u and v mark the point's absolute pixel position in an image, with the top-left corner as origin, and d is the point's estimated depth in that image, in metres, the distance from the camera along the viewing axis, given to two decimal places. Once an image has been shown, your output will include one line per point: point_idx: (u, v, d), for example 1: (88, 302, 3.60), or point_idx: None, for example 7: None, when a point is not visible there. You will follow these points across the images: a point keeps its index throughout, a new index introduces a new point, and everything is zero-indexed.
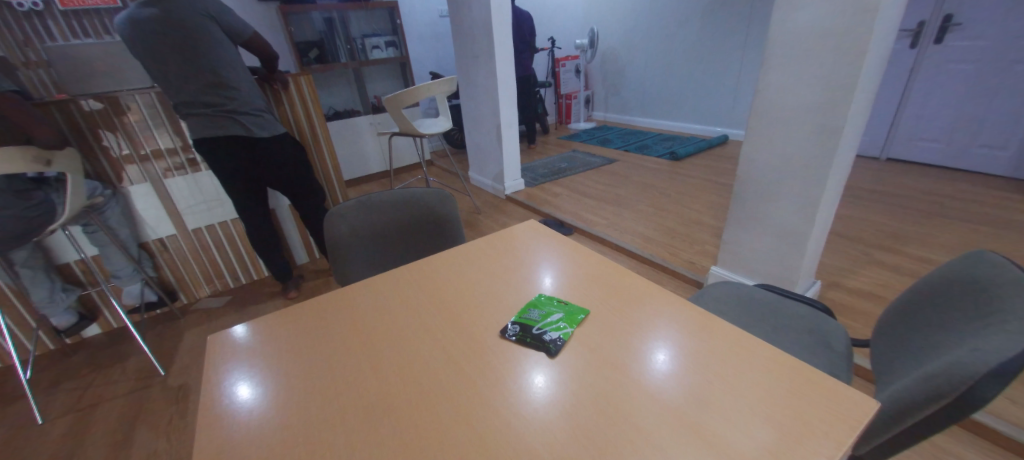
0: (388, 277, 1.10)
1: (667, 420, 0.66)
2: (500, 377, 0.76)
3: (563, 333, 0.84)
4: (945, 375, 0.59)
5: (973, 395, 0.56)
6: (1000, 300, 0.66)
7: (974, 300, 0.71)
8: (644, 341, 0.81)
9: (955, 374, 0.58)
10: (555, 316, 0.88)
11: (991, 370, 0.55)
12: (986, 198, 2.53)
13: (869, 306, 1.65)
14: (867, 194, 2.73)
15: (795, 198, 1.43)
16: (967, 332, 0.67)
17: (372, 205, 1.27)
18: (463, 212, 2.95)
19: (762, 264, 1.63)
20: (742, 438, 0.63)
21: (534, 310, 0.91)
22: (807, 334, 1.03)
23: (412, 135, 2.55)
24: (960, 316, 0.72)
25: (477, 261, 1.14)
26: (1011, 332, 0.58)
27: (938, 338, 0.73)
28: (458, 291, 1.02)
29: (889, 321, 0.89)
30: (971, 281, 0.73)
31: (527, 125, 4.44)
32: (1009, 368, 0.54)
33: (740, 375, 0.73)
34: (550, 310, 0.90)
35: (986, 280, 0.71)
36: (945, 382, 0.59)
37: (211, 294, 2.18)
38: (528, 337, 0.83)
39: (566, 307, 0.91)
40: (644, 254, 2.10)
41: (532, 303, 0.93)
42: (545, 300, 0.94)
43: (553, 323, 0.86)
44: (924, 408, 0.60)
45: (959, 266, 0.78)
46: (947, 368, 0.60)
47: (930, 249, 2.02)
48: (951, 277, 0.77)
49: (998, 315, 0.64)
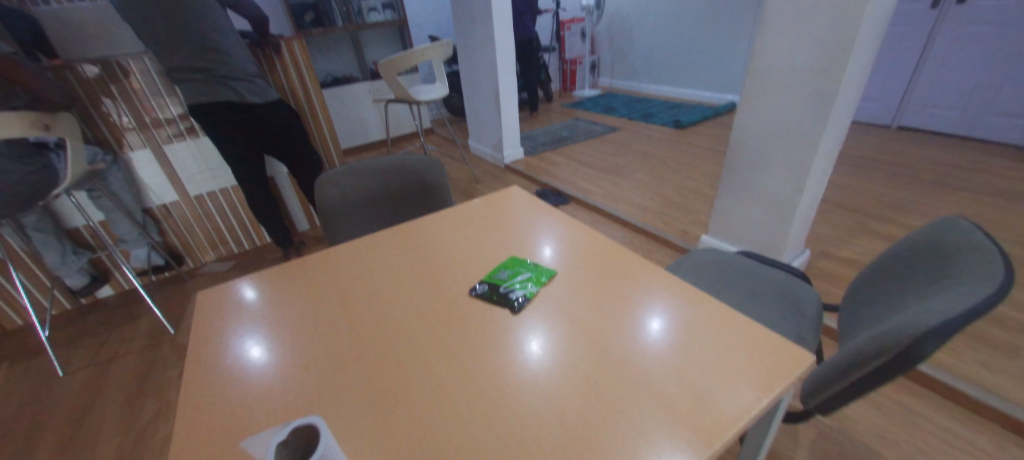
0: (374, 244, 1.13)
1: (642, 372, 0.72)
2: (475, 342, 0.79)
3: (528, 291, 0.89)
4: (889, 334, 0.61)
5: (912, 352, 0.58)
6: (960, 264, 0.67)
7: (936, 264, 0.72)
8: (616, 313, 0.84)
9: (898, 333, 0.61)
10: (523, 276, 0.94)
11: (932, 329, 0.57)
12: (994, 168, 2.47)
13: (856, 274, 1.66)
14: (872, 164, 2.68)
15: (786, 166, 1.42)
16: (921, 295, 0.69)
17: (362, 171, 1.30)
18: (462, 181, 2.96)
19: (751, 232, 1.64)
20: (707, 388, 0.68)
21: (504, 269, 0.97)
22: (780, 300, 1.06)
23: (408, 102, 2.53)
24: (920, 280, 0.73)
25: (461, 226, 1.18)
26: (961, 293, 0.60)
27: (896, 302, 0.75)
28: (440, 258, 1.05)
29: (857, 285, 0.91)
30: (936, 247, 0.74)
31: (529, 92, 4.36)
32: (948, 326, 0.56)
33: (705, 333, 0.78)
34: (520, 270, 0.96)
35: (948, 245, 0.72)
36: (888, 338, 0.61)
37: (217, 258, 2.26)
38: (493, 294, 0.89)
39: (536, 268, 0.96)
40: (637, 223, 2.11)
41: (504, 264, 0.99)
42: (518, 260, 0.99)
43: (518, 282, 0.92)
44: (868, 363, 0.64)
45: (927, 230, 0.78)
46: (891, 326, 0.63)
47: (928, 220, 2.01)
48: (919, 240, 0.78)
49: (955, 279, 0.65)
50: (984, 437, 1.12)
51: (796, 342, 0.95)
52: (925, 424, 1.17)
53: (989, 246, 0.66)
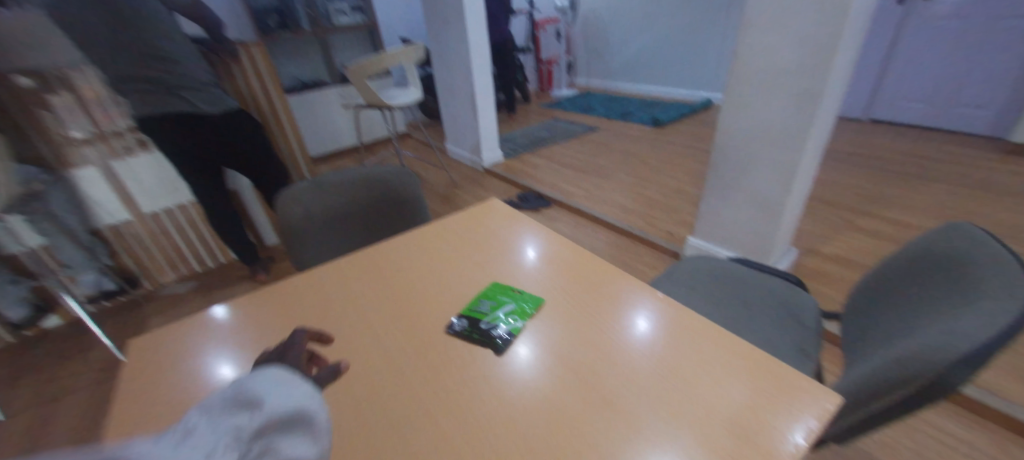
0: (338, 267, 1.00)
1: (639, 380, 0.67)
2: (450, 389, 0.67)
3: (514, 328, 0.78)
4: (918, 360, 0.61)
5: (941, 381, 0.58)
6: (979, 281, 0.67)
7: (952, 280, 0.73)
8: (612, 347, 0.73)
9: (928, 359, 0.60)
10: (508, 308, 0.82)
11: (961, 358, 0.56)
12: (962, 159, 2.55)
13: (841, 271, 1.65)
14: (847, 157, 2.71)
15: (771, 166, 1.39)
16: (943, 314, 0.69)
17: (330, 186, 1.20)
18: (441, 187, 2.86)
19: (738, 233, 1.61)
20: (709, 392, 0.64)
21: (484, 300, 0.84)
22: (779, 310, 1.07)
23: (379, 107, 2.43)
24: (941, 296, 0.73)
25: (443, 243, 1.07)
26: (986, 314, 0.60)
27: (916, 318, 0.76)
28: (412, 285, 0.93)
29: (878, 296, 0.91)
30: (956, 261, 0.74)
31: (506, 93, 4.28)
32: (979, 353, 0.56)
33: (699, 335, 0.74)
34: (503, 301, 0.83)
35: (966, 259, 0.72)
36: (919, 366, 0.61)
37: (178, 278, 2.11)
38: (473, 333, 0.77)
39: (522, 297, 0.85)
40: (622, 226, 2.06)
41: (486, 291, 0.87)
42: (500, 289, 0.87)
43: (503, 318, 0.79)
44: (898, 389, 0.63)
45: (947, 242, 0.79)
46: (919, 351, 0.62)
47: (906, 213, 2.03)
48: (936, 254, 0.79)
49: (976, 297, 0.65)
50: (979, 436, 1.11)
51: (798, 354, 0.96)
52: (922, 425, 1.15)
53: (1010, 260, 0.66)
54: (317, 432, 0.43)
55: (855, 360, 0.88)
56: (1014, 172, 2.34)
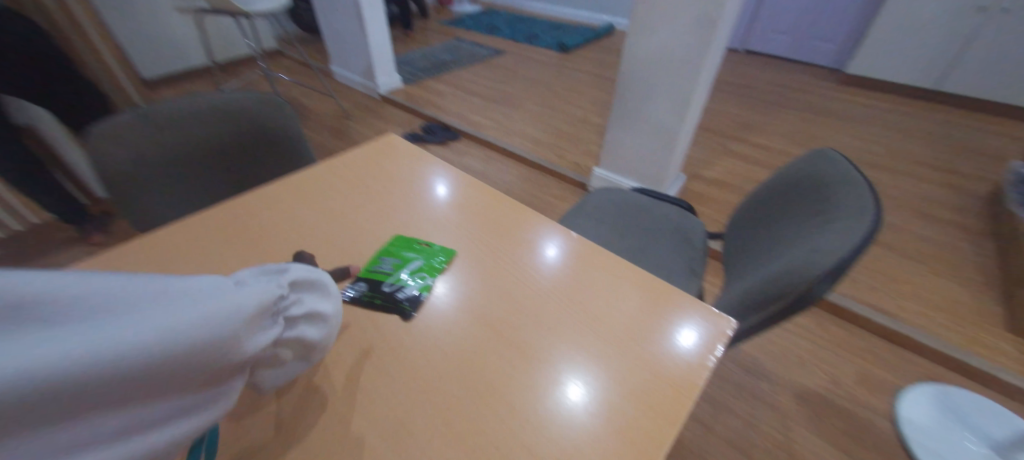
0: (194, 227, 0.80)
1: (546, 314, 0.67)
2: (352, 364, 0.60)
3: (424, 287, 0.71)
4: (793, 278, 0.70)
5: (810, 294, 0.67)
6: (837, 201, 0.78)
7: (815, 205, 0.84)
8: (525, 293, 0.71)
9: (801, 275, 0.69)
10: (413, 265, 0.74)
11: (827, 273, 0.65)
12: (813, 89, 2.94)
13: (721, 193, 1.85)
14: (729, 87, 2.96)
15: (670, 96, 1.43)
16: (808, 231, 0.79)
17: (170, 120, 0.93)
18: (330, 118, 2.50)
19: (638, 163, 1.68)
20: (609, 316, 0.67)
21: (385, 259, 0.75)
22: (673, 234, 1.15)
23: (230, 14, 1.93)
24: (805, 215, 0.85)
25: (336, 186, 0.93)
26: (843, 232, 0.70)
27: (786, 236, 0.87)
28: (295, 245, 0.78)
29: (753, 216, 1.04)
30: (818, 183, 0.86)
31: (400, 6, 3.75)
32: (840, 267, 0.66)
33: (599, 264, 0.77)
34: (407, 258, 0.75)
35: (826, 182, 0.83)
36: (790, 284, 0.70)
37: None
38: (376, 299, 0.69)
39: (428, 249, 0.77)
40: (532, 158, 2.03)
41: (386, 248, 0.77)
42: (402, 245, 0.78)
43: (409, 277, 0.72)
44: (775, 303, 0.72)
45: (811, 165, 0.90)
46: (789, 272, 0.72)
47: (771, 138, 2.31)
48: (804, 181, 0.90)
49: (834, 215, 0.76)
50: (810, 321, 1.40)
51: (688, 273, 1.06)
52: None
53: (859, 181, 0.77)
54: (330, 294, 0.53)
55: (734, 275, 1.00)
56: (848, 100, 2.78)
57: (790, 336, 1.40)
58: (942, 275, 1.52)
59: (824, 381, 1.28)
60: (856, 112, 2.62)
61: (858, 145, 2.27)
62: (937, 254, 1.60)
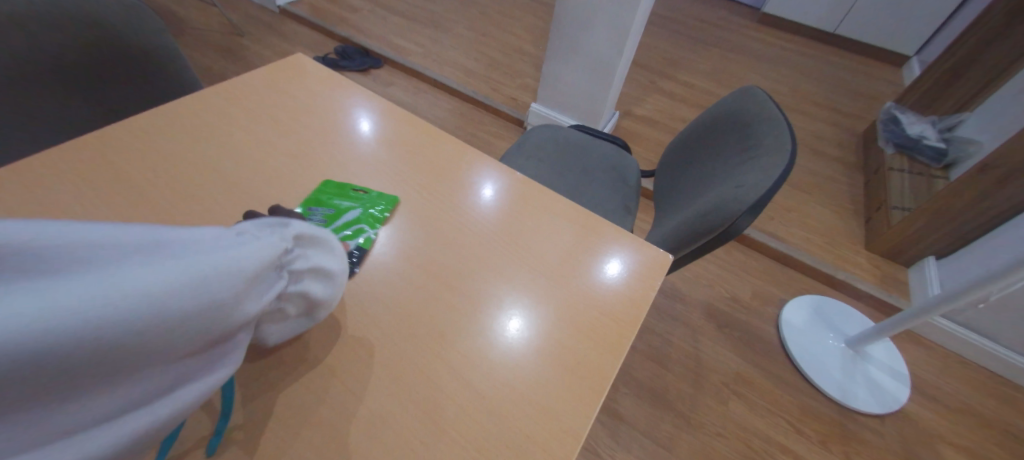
0: (46, 172, 0.63)
1: (487, 256, 0.66)
2: None
3: (363, 241, 0.64)
4: (719, 213, 0.75)
5: (733, 228, 0.73)
6: (759, 139, 0.84)
7: (741, 144, 0.89)
8: (466, 236, 0.68)
9: (726, 211, 0.74)
10: (350, 216, 0.67)
11: (749, 208, 0.71)
12: (734, 26, 3.04)
13: (651, 131, 1.91)
14: (660, 19, 2.94)
15: (609, 26, 1.37)
16: (734, 169, 0.85)
17: None
18: (216, 33, 2.07)
19: (574, 98, 1.65)
20: (551, 254, 0.67)
21: (314, 210, 0.66)
22: (608, 172, 1.18)
23: None
24: (732, 153, 0.90)
25: (238, 119, 0.78)
26: (764, 169, 0.75)
27: (713, 173, 0.92)
28: (194, 193, 0.65)
29: (683, 154, 1.09)
30: (743, 121, 0.91)
31: None
32: (759, 203, 0.72)
33: (539, 201, 0.75)
34: (343, 208, 0.67)
35: (752, 119, 0.88)
36: (716, 220, 0.75)
37: None
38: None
39: (366, 198, 0.70)
40: (465, 90, 1.90)
41: (314, 197, 0.68)
42: (336, 193, 0.69)
43: (346, 231, 0.65)
44: (703, 237, 0.78)
45: (738, 103, 0.95)
46: (716, 209, 0.77)
47: (696, 76, 2.39)
48: (732, 118, 0.94)
49: (756, 153, 0.82)
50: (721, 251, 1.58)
51: (623, 211, 1.11)
52: None
53: (779, 119, 0.83)
54: (337, 252, 0.52)
55: (664, 211, 1.07)
56: (763, 40, 2.93)
57: (704, 264, 1.57)
58: (824, 204, 1.77)
59: (728, 301, 1.47)
60: (769, 52, 2.79)
61: (769, 85, 2.44)
62: (821, 186, 1.84)
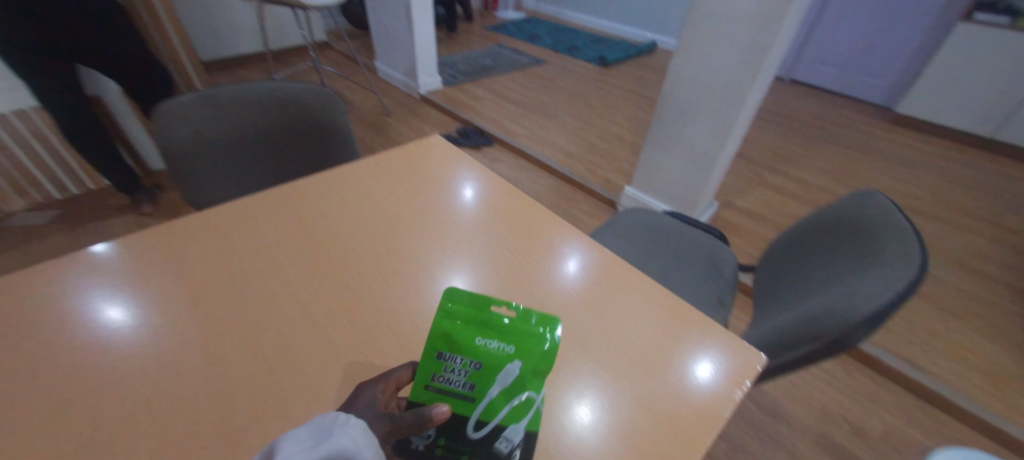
0: (245, 203, 0.84)
1: (571, 331, 0.67)
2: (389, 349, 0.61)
3: (531, 418, 0.51)
4: (830, 321, 0.68)
5: (845, 339, 0.65)
6: (879, 246, 0.77)
7: (858, 249, 0.81)
8: (552, 309, 0.70)
9: (839, 319, 0.67)
10: (508, 373, 0.52)
11: (866, 319, 0.64)
12: (860, 125, 2.86)
13: (754, 225, 1.81)
14: (770, 115, 2.90)
15: (711, 120, 1.42)
16: (848, 275, 0.78)
17: (226, 104, 0.98)
18: (369, 112, 2.58)
19: (671, 185, 1.67)
20: (635, 342, 0.66)
21: (456, 366, 0.53)
22: (702, 262, 1.15)
23: (292, 7, 2.04)
24: (847, 257, 0.83)
25: (375, 177, 0.95)
26: (885, 279, 0.68)
27: (825, 277, 0.85)
28: (336, 229, 0.80)
29: (788, 252, 1.02)
30: (861, 225, 0.84)
31: (447, 9, 3.87)
32: (879, 315, 0.64)
33: (627, 287, 0.76)
34: (495, 363, 0.53)
35: (871, 224, 0.82)
36: (825, 328, 0.68)
37: (29, 207, 1.79)
38: (456, 451, 0.51)
39: (516, 341, 0.54)
40: (563, 170, 2.04)
41: (447, 330, 0.54)
42: (474, 335, 0.54)
43: (508, 405, 0.51)
44: (810, 344, 0.70)
45: (854, 206, 0.89)
46: (826, 316, 0.70)
47: (811, 172, 2.25)
48: (847, 221, 0.88)
49: (876, 261, 0.74)
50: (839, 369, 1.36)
51: (716, 305, 1.04)
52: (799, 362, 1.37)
53: (906, 228, 0.76)
54: (363, 456, 0.37)
55: (765, 310, 0.98)
56: (895, 140, 2.69)
57: (815, 382, 1.36)
58: (985, 334, 1.45)
59: (847, 433, 1.23)
60: (905, 154, 2.53)
61: (905, 188, 2.19)
62: (980, 311, 1.52)
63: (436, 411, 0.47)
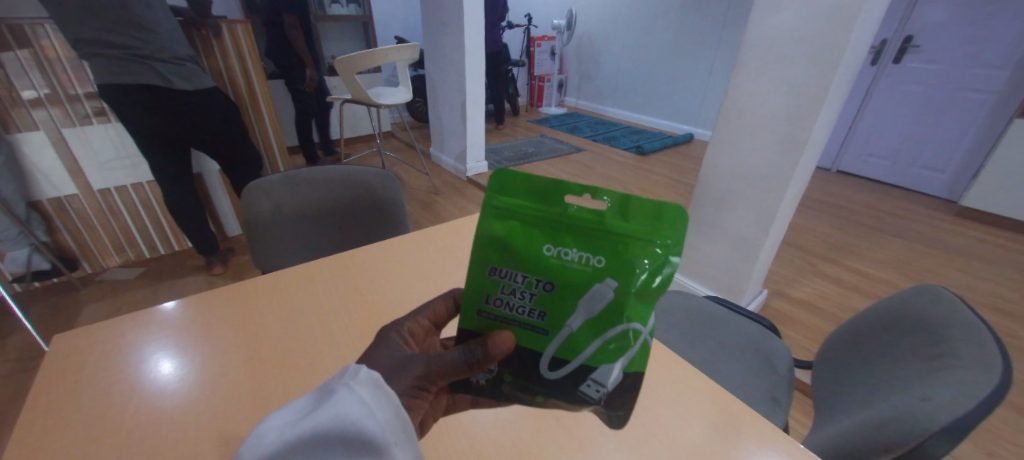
0: (305, 267, 0.92)
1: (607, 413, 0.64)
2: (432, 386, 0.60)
3: (630, 358, 0.49)
4: (902, 427, 0.60)
5: (922, 450, 0.57)
6: (955, 344, 0.69)
7: (930, 348, 0.74)
8: None
9: (913, 425, 0.59)
10: (595, 294, 0.48)
11: (943, 427, 0.56)
12: (920, 217, 2.72)
13: (809, 316, 1.70)
14: (817, 204, 2.84)
15: (751, 207, 1.43)
16: (921, 375, 0.70)
17: (302, 181, 1.13)
18: (421, 191, 2.81)
19: (714, 271, 1.63)
20: (677, 433, 0.61)
21: (520, 287, 0.50)
22: (750, 352, 1.08)
23: (367, 104, 2.38)
24: (918, 355, 0.75)
25: (423, 248, 1.01)
26: (965, 383, 0.60)
27: (893, 376, 0.77)
28: (382, 293, 0.85)
29: (849, 346, 0.94)
30: (930, 320, 0.77)
31: (496, 104, 4.32)
32: (960, 425, 0.56)
33: (671, 371, 0.71)
34: (575, 281, 0.49)
35: (942, 320, 0.75)
36: (895, 435, 0.61)
37: (122, 264, 2.03)
38: (529, 386, 0.51)
39: (602, 254, 0.48)
40: None
41: (510, 249, 0.50)
42: (541, 244, 0.49)
43: (595, 342, 0.48)
44: (884, 453, 0.61)
45: (920, 299, 0.83)
46: (897, 420, 0.62)
47: (869, 263, 2.13)
48: (913, 316, 0.81)
49: (952, 361, 0.67)
50: None
51: (769, 401, 0.96)
52: None
53: (984, 327, 0.68)
54: (372, 415, 0.42)
55: (827, 411, 0.88)
56: (964, 234, 2.52)
57: None
58: None
59: None
60: (977, 249, 2.35)
61: (983, 285, 1.99)
62: None
63: (499, 340, 0.49)
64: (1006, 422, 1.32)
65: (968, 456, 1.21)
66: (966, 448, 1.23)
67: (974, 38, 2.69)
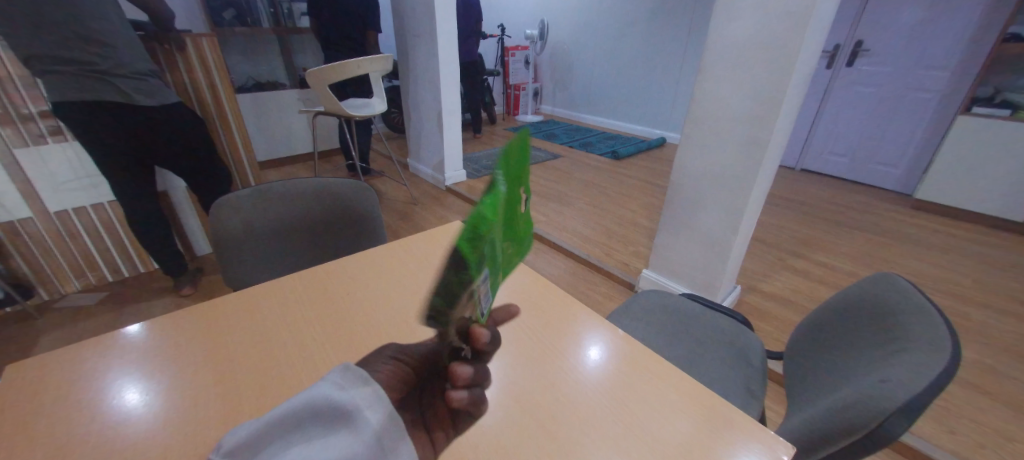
0: (280, 284, 0.90)
1: (597, 405, 0.66)
2: None
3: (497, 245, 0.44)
4: (861, 410, 0.64)
5: (882, 431, 0.60)
6: (909, 327, 0.74)
7: (887, 332, 0.78)
8: (580, 384, 0.69)
9: (872, 407, 0.62)
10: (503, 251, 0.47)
11: (900, 407, 0.59)
12: (879, 210, 2.86)
13: (781, 309, 1.76)
14: (785, 202, 2.95)
15: (720, 207, 1.48)
16: (878, 358, 0.74)
17: (273, 196, 1.11)
18: (399, 202, 2.79)
19: (689, 269, 1.67)
20: (660, 423, 0.63)
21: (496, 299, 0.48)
22: (724, 347, 1.11)
23: (340, 116, 2.35)
24: (875, 339, 0.79)
25: (400, 260, 0.99)
26: (916, 363, 0.64)
27: (855, 362, 0.80)
28: (359, 306, 0.84)
29: (815, 334, 0.98)
30: (886, 304, 0.82)
31: (473, 113, 4.34)
32: (916, 404, 0.59)
33: (660, 367, 0.73)
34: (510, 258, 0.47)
35: (897, 304, 0.79)
36: (857, 419, 0.64)
37: (82, 289, 1.94)
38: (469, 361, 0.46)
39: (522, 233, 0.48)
40: (580, 254, 2.12)
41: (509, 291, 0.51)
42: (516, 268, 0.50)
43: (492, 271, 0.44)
44: (845, 438, 0.64)
45: (874, 285, 0.88)
46: (858, 403, 0.65)
47: (834, 256, 2.22)
48: (870, 303, 0.86)
49: (907, 343, 0.71)
50: None
51: (745, 394, 0.98)
52: None
53: (934, 310, 0.73)
54: (339, 390, 0.40)
55: (796, 400, 0.92)
56: (920, 225, 2.67)
57: None
58: None
59: None
60: (933, 238, 2.49)
61: (939, 272, 2.11)
62: None
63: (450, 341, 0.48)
64: (965, 400, 1.40)
65: (934, 435, 1.27)
66: (931, 427, 1.29)
67: (918, 42, 2.87)
